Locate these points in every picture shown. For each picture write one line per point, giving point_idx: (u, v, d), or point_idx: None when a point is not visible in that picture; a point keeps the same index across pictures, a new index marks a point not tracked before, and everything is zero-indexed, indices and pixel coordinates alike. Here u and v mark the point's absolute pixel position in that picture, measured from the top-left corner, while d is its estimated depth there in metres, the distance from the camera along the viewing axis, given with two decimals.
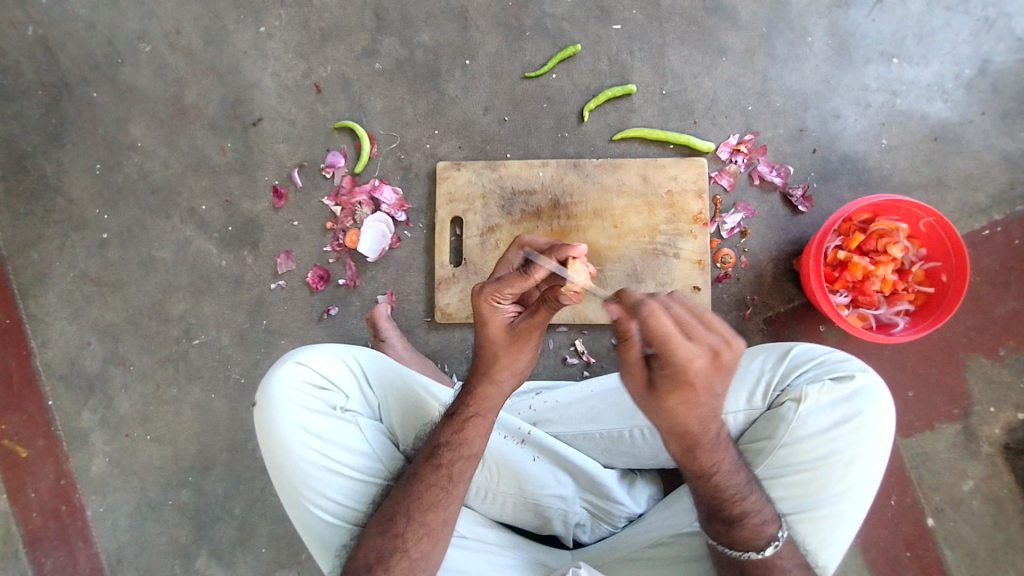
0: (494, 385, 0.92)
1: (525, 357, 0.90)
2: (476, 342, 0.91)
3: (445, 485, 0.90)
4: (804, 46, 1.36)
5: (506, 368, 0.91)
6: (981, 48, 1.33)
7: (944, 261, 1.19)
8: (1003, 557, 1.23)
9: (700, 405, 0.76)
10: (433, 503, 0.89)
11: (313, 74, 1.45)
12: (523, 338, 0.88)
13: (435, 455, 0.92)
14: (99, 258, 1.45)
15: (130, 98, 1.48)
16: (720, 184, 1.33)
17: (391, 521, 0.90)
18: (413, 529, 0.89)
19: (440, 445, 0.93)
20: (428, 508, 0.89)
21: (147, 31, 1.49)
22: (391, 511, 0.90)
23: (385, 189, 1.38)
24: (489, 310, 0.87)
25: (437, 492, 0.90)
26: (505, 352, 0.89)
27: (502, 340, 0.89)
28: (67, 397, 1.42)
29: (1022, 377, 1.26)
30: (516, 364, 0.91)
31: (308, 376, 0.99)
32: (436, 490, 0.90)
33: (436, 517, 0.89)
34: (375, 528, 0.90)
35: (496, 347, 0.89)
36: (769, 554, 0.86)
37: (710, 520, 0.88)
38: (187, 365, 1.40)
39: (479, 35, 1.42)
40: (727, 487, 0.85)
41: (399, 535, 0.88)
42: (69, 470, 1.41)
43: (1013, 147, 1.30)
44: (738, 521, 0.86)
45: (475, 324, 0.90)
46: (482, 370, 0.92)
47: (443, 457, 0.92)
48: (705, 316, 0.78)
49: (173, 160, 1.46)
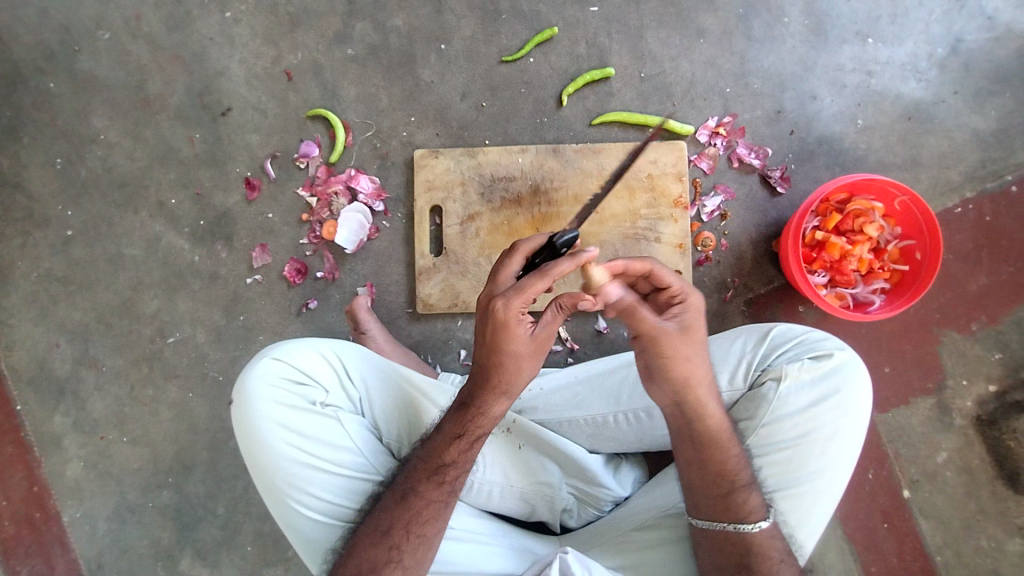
0: (505, 399, 0.89)
1: (531, 370, 0.87)
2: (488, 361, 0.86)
3: (446, 499, 0.90)
4: (781, 27, 1.36)
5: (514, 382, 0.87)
6: (954, 27, 1.34)
7: (918, 239, 1.21)
8: (975, 525, 1.27)
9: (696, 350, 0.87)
10: (431, 516, 0.89)
11: (283, 61, 1.40)
12: (545, 343, 0.85)
13: (440, 472, 0.90)
14: (64, 256, 1.39)
15: (91, 89, 1.42)
16: (699, 167, 1.33)
17: (388, 533, 0.88)
18: (409, 541, 0.88)
19: (445, 464, 0.90)
20: (427, 521, 0.88)
21: (105, 17, 1.42)
22: (386, 523, 0.89)
23: (362, 178, 1.35)
24: (510, 319, 0.82)
25: (436, 507, 0.89)
26: (527, 360, 0.85)
27: (524, 351, 0.84)
28: (36, 402, 1.37)
29: (994, 350, 1.29)
30: (534, 369, 0.87)
31: (287, 372, 0.97)
32: (436, 504, 0.89)
33: (433, 528, 0.89)
34: (368, 537, 0.89)
35: (519, 360, 0.85)
36: (764, 528, 0.89)
37: (691, 494, 0.92)
38: (162, 365, 1.37)
39: (454, 18, 1.39)
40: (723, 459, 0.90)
41: (395, 547, 0.87)
42: (42, 476, 1.36)
43: (984, 124, 1.32)
44: (730, 491, 0.90)
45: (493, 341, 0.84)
46: (497, 389, 0.87)
47: (447, 474, 0.90)
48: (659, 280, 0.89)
49: (139, 153, 1.40)
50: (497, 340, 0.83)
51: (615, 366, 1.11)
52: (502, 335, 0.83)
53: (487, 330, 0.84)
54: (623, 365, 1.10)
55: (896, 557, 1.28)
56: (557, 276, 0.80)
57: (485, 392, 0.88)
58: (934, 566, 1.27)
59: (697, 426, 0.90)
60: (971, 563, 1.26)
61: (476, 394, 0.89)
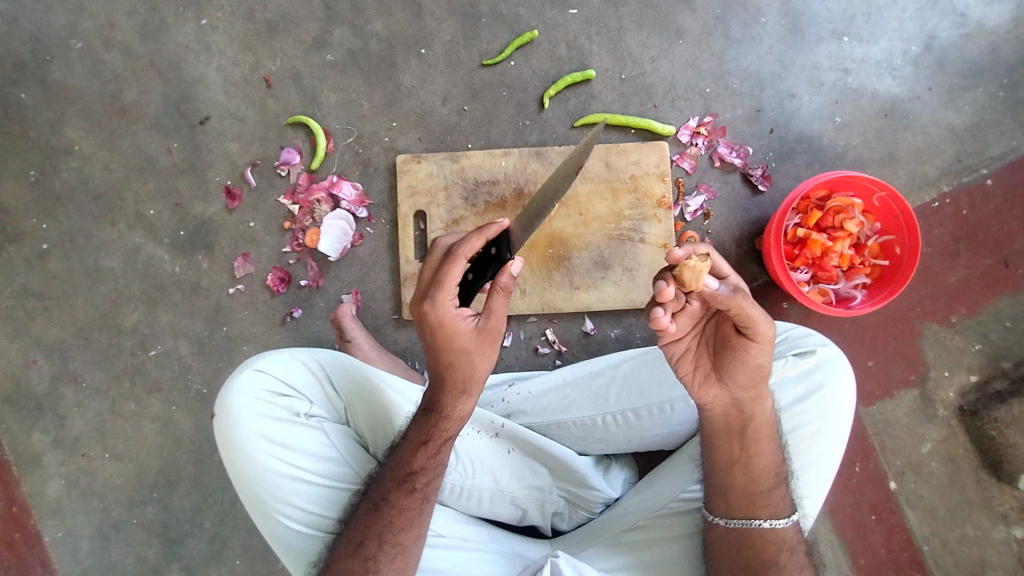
0: (466, 397, 0.88)
1: (484, 362, 0.85)
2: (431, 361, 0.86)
3: (420, 507, 0.89)
4: (758, 27, 1.37)
5: (464, 380, 0.86)
6: (927, 25, 1.36)
7: (897, 234, 1.23)
8: (961, 514, 1.29)
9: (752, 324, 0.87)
10: (406, 524, 0.88)
11: (261, 68, 1.39)
12: (497, 333, 0.83)
13: (409, 480, 0.89)
14: (40, 270, 1.36)
15: (64, 99, 1.39)
16: (681, 167, 1.34)
17: (362, 545, 0.87)
18: (385, 551, 0.87)
19: (414, 471, 0.89)
20: (401, 529, 0.87)
21: (78, 26, 1.40)
22: (360, 535, 0.88)
23: (345, 184, 1.34)
24: (444, 316, 0.81)
25: (410, 514, 0.88)
26: (479, 353, 0.84)
27: (472, 343, 0.83)
28: (14, 420, 1.34)
29: (974, 342, 1.31)
30: (495, 359, 0.86)
31: (268, 383, 0.96)
32: (409, 512, 0.88)
33: (408, 537, 0.88)
34: (345, 549, 0.88)
35: (469, 353, 0.84)
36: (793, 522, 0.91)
37: (725, 493, 0.92)
38: (144, 378, 1.34)
39: (434, 22, 1.39)
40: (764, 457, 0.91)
41: (371, 558, 0.86)
42: (21, 496, 1.33)
43: (958, 120, 1.35)
44: (768, 489, 0.92)
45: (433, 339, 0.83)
46: (456, 388, 0.86)
47: (417, 481, 0.89)
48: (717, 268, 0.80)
49: (116, 163, 1.38)
50: (438, 341, 0.83)
51: (603, 367, 1.11)
52: (442, 332, 0.82)
53: (428, 336, 0.83)
54: (610, 366, 1.10)
55: (885, 548, 1.29)
56: (467, 255, 0.81)
57: (445, 393, 0.87)
58: (922, 556, 1.29)
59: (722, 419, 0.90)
60: (958, 552, 1.28)
61: (437, 396, 0.88)
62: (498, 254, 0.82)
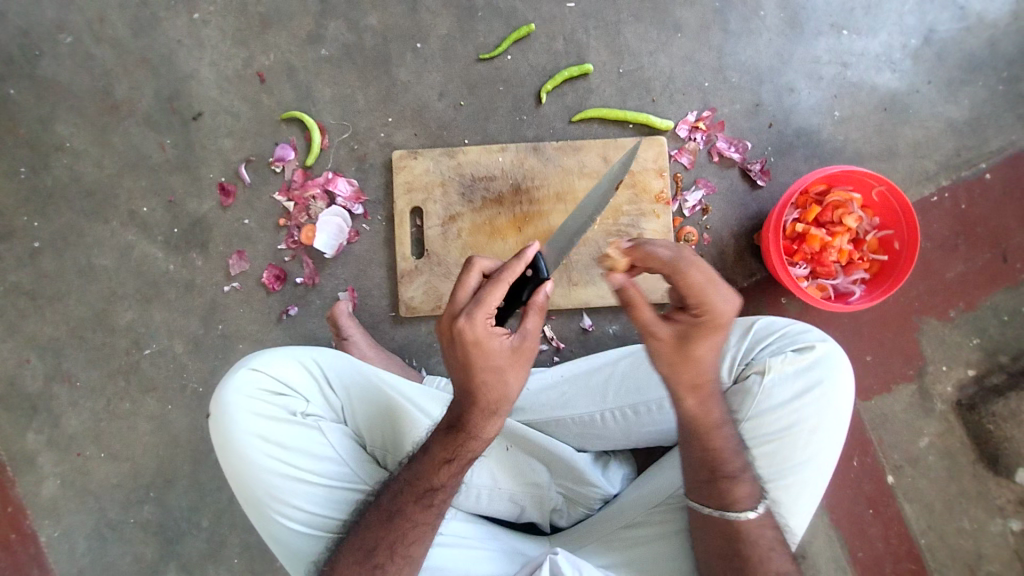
0: (495, 418, 0.85)
1: (516, 382, 0.82)
2: (461, 382, 0.83)
3: (434, 522, 0.88)
4: (757, 20, 1.36)
5: (497, 399, 0.83)
6: (926, 18, 1.35)
7: (896, 229, 1.23)
8: (958, 508, 1.29)
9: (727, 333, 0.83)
10: (418, 538, 0.87)
11: (255, 63, 1.37)
12: (530, 350, 0.82)
13: (428, 496, 0.88)
14: (32, 269, 1.35)
15: (54, 95, 1.37)
16: (680, 162, 1.33)
17: (372, 553, 0.87)
18: (394, 562, 0.86)
19: (433, 488, 0.88)
20: (413, 542, 0.87)
21: (67, 20, 1.38)
22: (371, 544, 0.87)
23: (340, 181, 1.33)
24: (481, 335, 0.79)
25: (423, 529, 0.87)
26: (511, 374, 0.82)
27: (505, 363, 0.80)
28: (8, 420, 1.33)
29: (972, 336, 1.31)
30: (524, 379, 0.84)
31: (264, 382, 0.95)
32: (423, 527, 0.87)
33: (419, 549, 0.87)
34: (352, 555, 0.87)
35: (501, 371, 0.81)
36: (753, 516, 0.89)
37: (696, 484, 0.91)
38: (139, 377, 1.33)
39: (429, 16, 1.37)
40: (726, 445, 0.90)
41: (379, 567, 0.86)
42: (16, 496, 1.32)
43: (957, 114, 1.34)
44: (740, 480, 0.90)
45: (466, 359, 0.80)
46: (485, 408, 0.83)
47: (435, 497, 0.88)
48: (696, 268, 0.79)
49: (108, 160, 1.36)
50: (471, 361, 0.80)
51: (601, 363, 1.10)
52: (476, 351, 0.79)
53: (459, 355, 0.80)
54: (608, 362, 1.10)
55: (882, 542, 1.29)
56: (511, 278, 0.81)
57: (474, 413, 0.84)
58: (919, 549, 1.29)
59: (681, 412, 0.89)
60: (955, 545, 1.29)
61: (463, 413, 0.85)
62: (535, 275, 0.84)
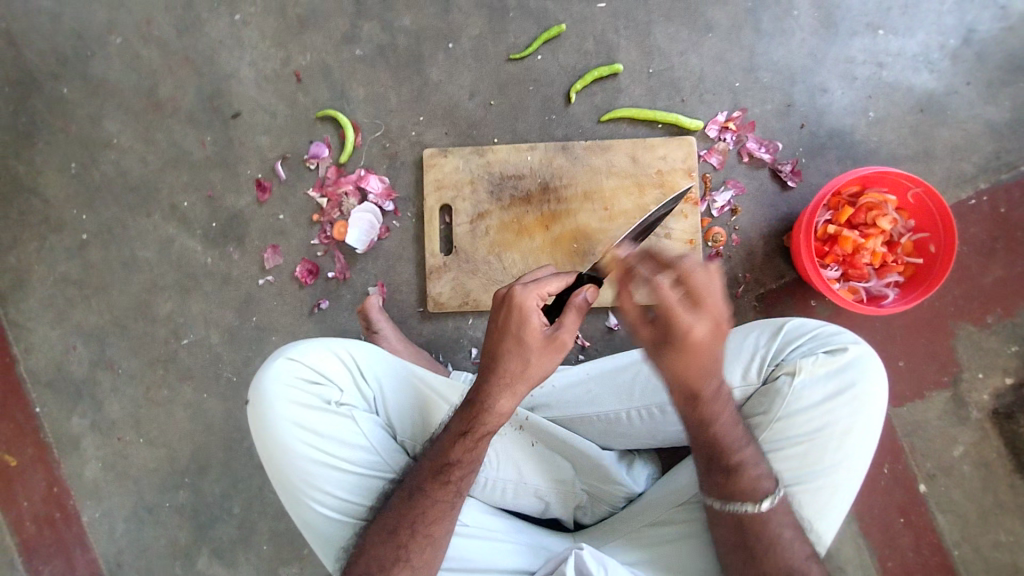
0: (511, 395, 0.86)
1: (544, 365, 0.85)
2: (489, 350, 0.87)
3: (452, 500, 0.89)
4: (790, 20, 1.35)
5: (519, 378, 0.85)
6: (966, 17, 1.33)
7: (932, 232, 1.20)
8: (993, 519, 1.26)
9: (716, 354, 0.78)
10: (437, 516, 0.88)
11: (292, 62, 1.41)
12: (563, 343, 0.84)
13: (444, 472, 0.89)
14: (79, 260, 1.41)
15: (103, 94, 1.43)
16: (709, 162, 1.32)
17: (394, 531, 0.88)
18: (416, 539, 0.87)
19: (450, 463, 0.89)
20: (432, 521, 0.88)
21: (116, 22, 1.43)
22: (394, 522, 0.89)
23: (372, 178, 1.36)
24: (525, 304, 0.84)
25: (441, 507, 0.88)
26: (538, 358, 0.84)
27: (534, 342, 0.84)
28: (56, 404, 1.39)
29: (1010, 343, 1.27)
30: (548, 370, 0.86)
31: (302, 372, 0.98)
32: (442, 505, 0.88)
33: (440, 528, 0.88)
34: (376, 536, 0.89)
35: (530, 352, 0.84)
36: (764, 509, 0.88)
37: (707, 474, 0.91)
38: (177, 366, 1.38)
39: (461, 16, 1.39)
40: (726, 438, 0.89)
41: (401, 546, 0.87)
42: (61, 477, 1.38)
43: (997, 115, 1.31)
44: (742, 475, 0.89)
45: (504, 325, 0.85)
46: (504, 381, 0.85)
47: (452, 474, 0.89)
48: (697, 288, 0.74)
49: (152, 156, 1.42)
50: (509, 327, 0.84)
51: (627, 362, 1.10)
52: (515, 319, 0.84)
53: (501, 318, 0.85)
54: (634, 362, 1.10)
55: (912, 551, 1.27)
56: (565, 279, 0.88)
57: (494, 388, 0.86)
58: (952, 560, 1.26)
59: (690, 409, 0.87)
60: (989, 557, 1.25)
61: (485, 388, 0.87)
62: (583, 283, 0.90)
